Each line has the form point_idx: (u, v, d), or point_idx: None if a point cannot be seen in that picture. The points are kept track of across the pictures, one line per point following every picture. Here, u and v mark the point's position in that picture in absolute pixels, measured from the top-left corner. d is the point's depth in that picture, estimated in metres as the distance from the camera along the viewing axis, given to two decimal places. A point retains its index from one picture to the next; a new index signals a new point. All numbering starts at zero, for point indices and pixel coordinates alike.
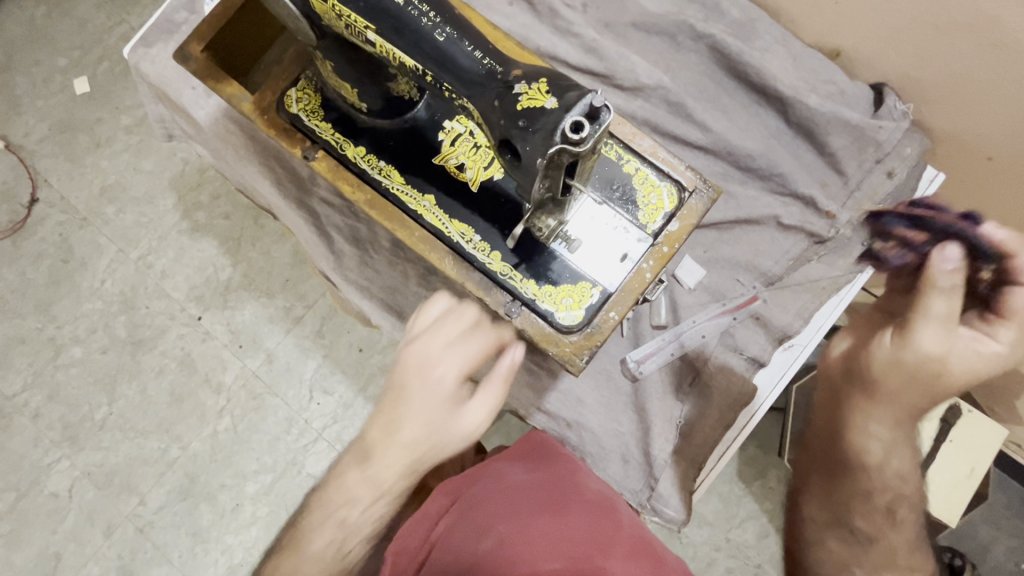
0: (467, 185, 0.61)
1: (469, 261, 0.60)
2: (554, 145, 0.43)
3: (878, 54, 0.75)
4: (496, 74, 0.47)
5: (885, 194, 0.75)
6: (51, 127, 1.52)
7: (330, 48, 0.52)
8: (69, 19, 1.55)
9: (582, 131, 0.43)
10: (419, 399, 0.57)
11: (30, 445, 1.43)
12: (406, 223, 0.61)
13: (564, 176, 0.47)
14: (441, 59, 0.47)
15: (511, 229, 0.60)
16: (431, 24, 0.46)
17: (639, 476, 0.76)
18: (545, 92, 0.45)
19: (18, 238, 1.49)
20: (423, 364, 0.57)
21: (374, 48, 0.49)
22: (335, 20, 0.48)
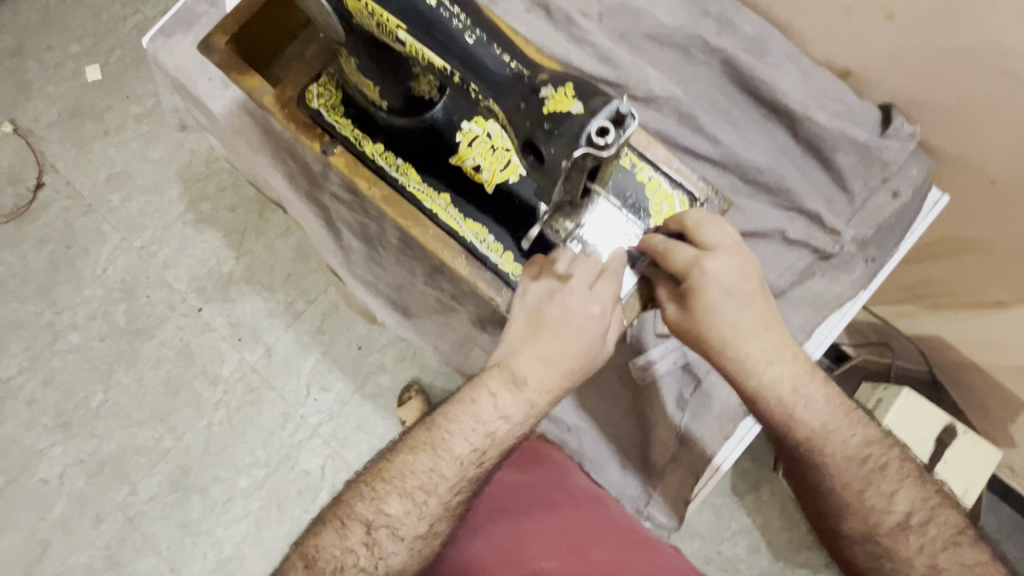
0: (483, 186, 0.61)
1: (482, 262, 0.61)
2: (580, 149, 0.44)
3: (887, 75, 0.76)
4: (522, 78, 0.48)
5: (889, 214, 0.76)
6: (60, 113, 1.52)
7: (357, 46, 0.53)
8: (84, 7, 1.56)
9: (607, 136, 0.44)
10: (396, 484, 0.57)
11: (22, 430, 1.42)
12: (420, 221, 0.61)
13: (586, 180, 0.48)
14: (468, 60, 0.47)
15: (524, 232, 0.61)
16: (461, 27, 0.47)
17: (636, 482, 0.77)
18: (571, 96, 0.46)
19: (22, 222, 1.49)
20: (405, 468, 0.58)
21: (403, 46, 0.49)
22: (367, 18, 0.48)
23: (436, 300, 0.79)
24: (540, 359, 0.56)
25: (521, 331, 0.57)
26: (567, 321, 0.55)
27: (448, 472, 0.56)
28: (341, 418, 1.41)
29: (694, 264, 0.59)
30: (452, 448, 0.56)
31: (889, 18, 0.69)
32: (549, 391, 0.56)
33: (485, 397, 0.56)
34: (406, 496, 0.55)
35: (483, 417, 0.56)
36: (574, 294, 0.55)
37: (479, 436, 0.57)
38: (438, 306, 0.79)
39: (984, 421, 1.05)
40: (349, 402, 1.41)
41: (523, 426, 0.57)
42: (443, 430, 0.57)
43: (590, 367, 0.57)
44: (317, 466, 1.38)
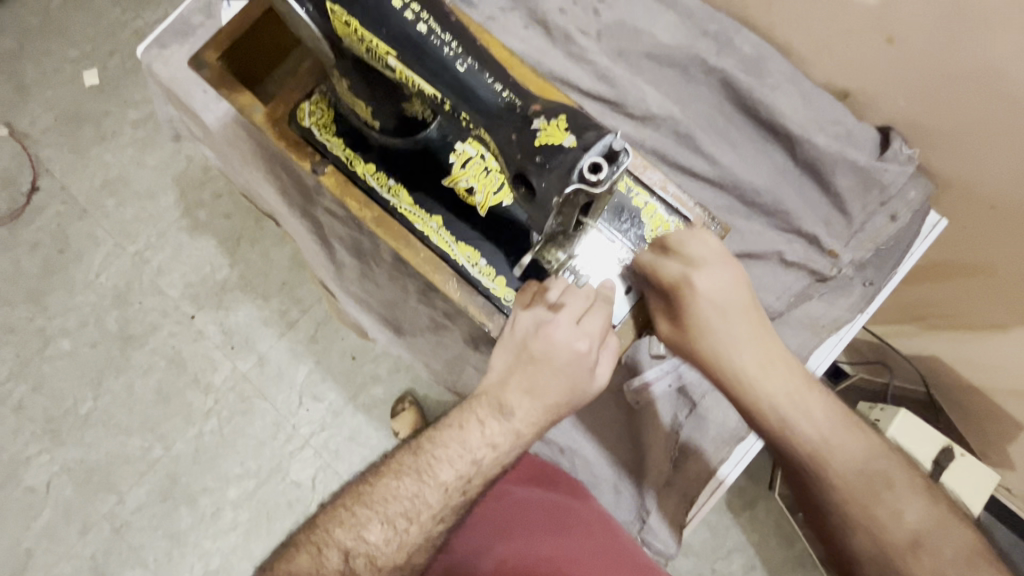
0: (476, 209, 0.61)
1: (473, 286, 0.60)
2: (572, 184, 0.43)
3: (886, 99, 0.75)
4: (515, 108, 0.47)
5: (886, 238, 0.76)
6: (57, 118, 1.52)
7: (348, 69, 0.52)
8: (84, 12, 1.55)
9: (600, 172, 0.43)
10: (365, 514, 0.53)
11: (10, 436, 1.40)
12: (411, 243, 0.60)
13: (578, 215, 0.47)
14: (461, 89, 0.47)
15: (518, 258, 0.60)
16: (453, 54, 0.46)
17: (630, 506, 0.75)
18: (564, 129, 0.45)
19: (15, 226, 1.47)
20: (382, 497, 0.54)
21: (393, 73, 0.48)
22: (357, 44, 0.47)
23: (429, 317, 0.77)
24: (526, 390, 0.54)
25: (506, 360, 0.56)
26: (553, 353, 0.54)
27: (432, 500, 0.54)
28: (333, 429, 1.40)
29: (684, 279, 0.62)
30: (437, 474, 0.54)
31: (889, 41, 0.69)
32: (536, 423, 0.55)
33: (473, 425, 0.55)
34: (388, 522, 0.53)
35: (470, 444, 0.54)
36: (560, 327, 0.54)
37: (466, 463, 0.54)
38: (431, 324, 0.78)
39: (983, 444, 1.03)
40: (342, 412, 1.40)
41: (505, 458, 0.55)
42: (429, 455, 0.55)
43: (576, 401, 0.55)
44: (308, 477, 1.36)
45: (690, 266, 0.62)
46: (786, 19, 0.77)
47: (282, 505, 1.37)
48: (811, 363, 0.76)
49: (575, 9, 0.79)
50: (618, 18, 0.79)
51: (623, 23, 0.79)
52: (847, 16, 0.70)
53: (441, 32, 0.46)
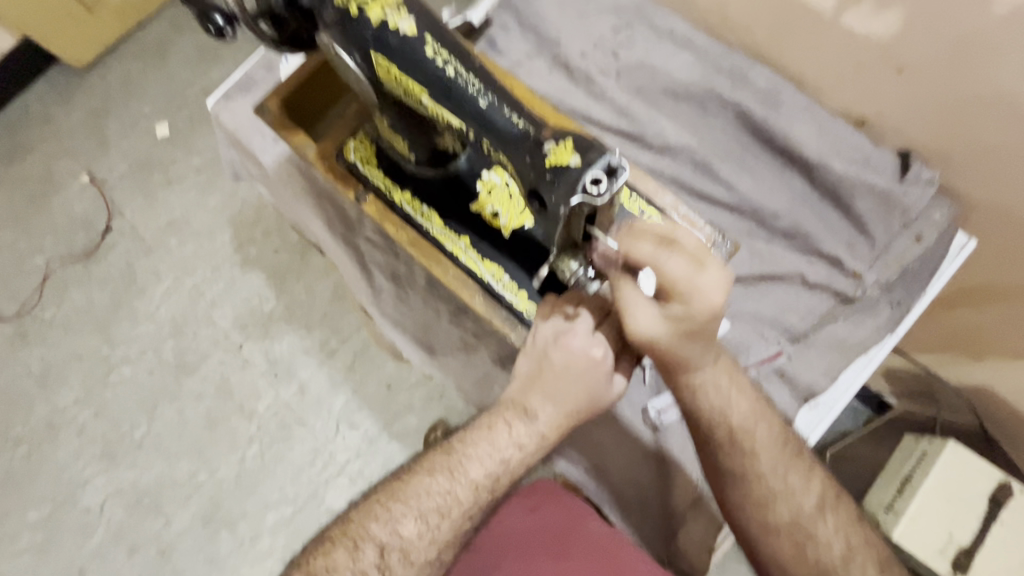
0: (500, 231, 0.65)
1: (497, 300, 0.64)
2: (575, 197, 0.47)
3: (904, 124, 0.77)
4: (529, 134, 0.52)
5: (912, 259, 0.76)
6: (132, 166, 1.69)
7: (387, 109, 0.58)
8: (160, 73, 1.75)
9: (600, 185, 0.47)
10: (398, 510, 0.57)
11: (72, 458, 1.50)
12: (441, 262, 0.66)
13: (584, 225, 0.50)
14: (481, 121, 0.52)
15: (537, 271, 0.64)
16: (475, 92, 0.52)
17: (655, 527, 0.74)
18: (570, 151, 0.49)
19: (89, 262, 1.63)
20: (415, 494, 0.57)
21: (426, 109, 0.55)
22: (395, 86, 0.54)
23: (459, 338, 0.81)
24: (548, 395, 0.57)
25: (530, 367, 0.59)
26: (571, 362, 0.56)
27: (462, 497, 0.56)
28: (368, 456, 1.46)
29: (686, 286, 0.51)
30: (468, 473, 0.57)
31: (899, 71, 0.72)
32: (559, 427, 0.57)
33: (501, 427, 0.58)
34: (421, 519, 0.56)
35: (498, 445, 0.57)
36: (578, 335, 0.57)
37: (494, 464, 0.57)
38: (461, 345, 0.81)
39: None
40: (377, 441, 1.46)
41: (531, 459, 0.58)
42: (459, 455, 0.58)
43: (593, 406, 0.58)
44: (343, 505, 1.41)
45: (687, 286, 0.51)
46: (798, 55, 0.80)
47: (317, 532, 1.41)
48: (800, 423, 0.74)
49: (595, 52, 0.85)
50: (636, 59, 0.84)
51: (642, 64, 0.84)
52: (859, 49, 0.73)
53: (466, 73, 0.52)
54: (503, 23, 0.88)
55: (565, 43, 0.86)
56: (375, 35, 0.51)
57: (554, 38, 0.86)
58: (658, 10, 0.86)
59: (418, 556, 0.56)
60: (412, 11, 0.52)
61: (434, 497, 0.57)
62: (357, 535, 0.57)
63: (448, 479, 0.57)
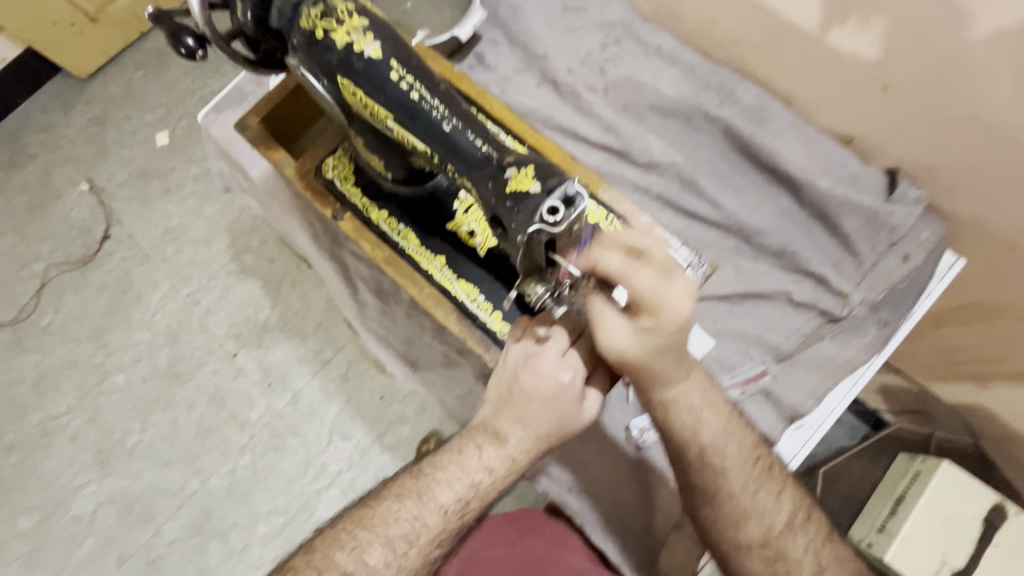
0: (475, 250, 0.65)
1: (471, 319, 0.64)
2: (533, 226, 0.48)
3: (889, 143, 0.76)
4: (493, 158, 0.52)
5: (899, 278, 0.75)
6: (130, 174, 1.70)
7: (358, 129, 0.58)
8: (161, 81, 1.77)
9: (558, 214, 0.47)
10: (366, 541, 0.55)
11: (63, 466, 1.50)
12: (417, 281, 0.65)
13: (545, 252, 0.51)
14: (447, 144, 0.53)
15: (511, 289, 0.64)
16: (440, 115, 0.52)
17: (636, 550, 0.72)
18: (530, 177, 0.50)
19: (86, 270, 1.64)
20: (381, 521, 0.56)
21: (393, 133, 0.55)
22: (362, 108, 0.54)
23: (442, 353, 0.79)
24: (517, 420, 0.56)
25: (499, 390, 0.58)
26: (540, 386, 0.55)
27: (431, 522, 0.56)
28: (360, 467, 1.47)
29: (656, 299, 0.50)
30: (436, 497, 0.56)
31: (883, 90, 0.71)
32: (529, 450, 0.57)
33: (470, 452, 0.57)
34: (388, 546, 0.55)
35: (468, 468, 0.57)
36: (546, 358, 0.56)
37: (463, 488, 0.57)
38: (445, 360, 0.79)
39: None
40: (369, 452, 1.46)
41: (500, 483, 0.57)
42: (428, 480, 0.57)
43: (563, 430, 0.57)
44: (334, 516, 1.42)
45: (655, 300, 0.50)
46: (784, 72, 0.80)
47: None
48: (783, 444, 0.73)
49: (583, 68, 0.86)
50: (623, 75, 0.84)
51: (629, 80, 0.84)
52: (844, 68, 0.73)
53: (431, 97, 0.52)
54: (492, 38, 0.88)
55: (552, 58, 0.86)
56: (341, 57, 0.51)
57: (542, 53, 0.86)
58: (646, 27, 0.86)
59: None
60: (376, 33, 0.51)
61: (402, 523, 0.56)
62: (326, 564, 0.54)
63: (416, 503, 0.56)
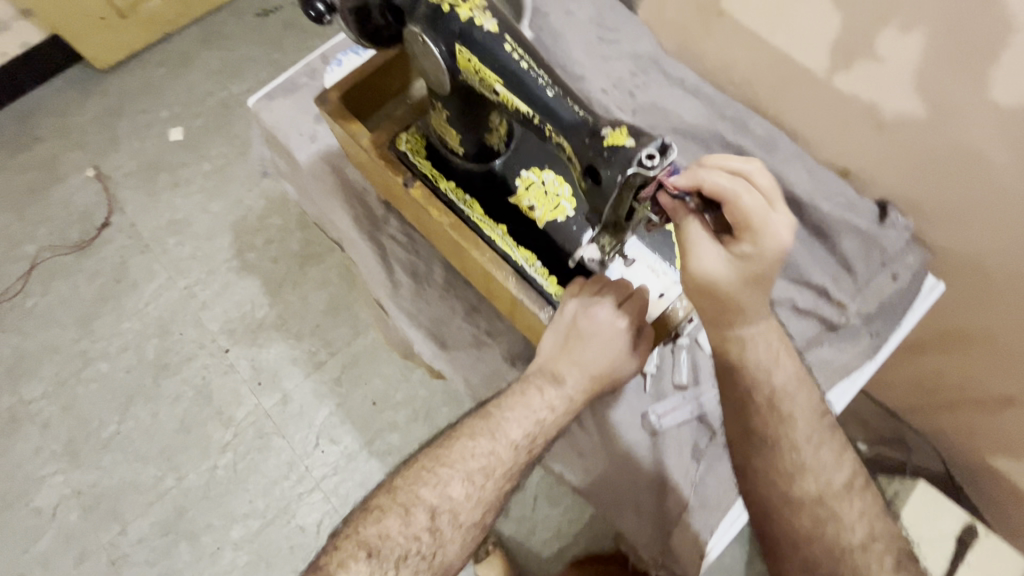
0: (535, 222, 0.71)
1: (531, 283, 0.68)
2: (632, 168, 0.54)
3: (883, 177, 0.86)
4: (586, 123, 0.59)
5: (889, 294, 0.83)
6: (140, 165, 1.73)
7: (453, 99, 0.64)
8: (182, 81, 1.82)
9: (654, 160, 0.54)
10: (447, 474, 0.62)
11: (30, 454, 1.45)
12: (480, 244, 0.67)
13: (631, 199, 0.57)
14: (546, 109, 0.59)
15: (571, 253, 0.70)
16: (543, 84, 0.59)
17: (651, 529, 0.77)
18: (625, 135, 0.56)
19: (82, 255, 1.63)
20: (461, 457, 0.63)
21: (497, 96, 0.61)
22: (472, 75, 0.60)
23: (471, 335, 0.84)
24: (576, 363, 0.66)
25: (557, 340, 0.67)
26: (599, 331, 0.65)
27: (504, 456, 0.63)
28: (345, 473, 1.44)
29: (759, 222, 0.55)
30: (508, 433, 0.64)
31: (882, 128, 0.82)
32: (584, 390, 0.67)
33: (534, 392, 0.66)
34: (468, 479, 0.62)
35: (533, 406, 0.65)
36: (605, 308, 0.66)
37: (531, 425, 0.65)
38: (474, 342, 0.84)
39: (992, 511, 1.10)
40: (357, 458, 1.45)
41: (562, 419, 0.66)
42: (497, 418, 0.64)
43: (613, 373, 0.67)
44: (315, 522, 1.39)
45: (761, 221, 0.55)
46: (793, 109, 0.91)
47: (284, 550, 1.38)
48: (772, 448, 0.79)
49: (614, 91, 0.95)
50: (650, 101, 0.94)
51: (655, 105, 0.94)
52: (846, 107, 0.84)
53: (538, 71, 0.59)
54: None
55: (588, 79, 0.95)
56: (464, 27, 0.57)
57: (579, 75, 0.95)
58: (671, 62, 0.97)
59: (470, 517, 0.61)
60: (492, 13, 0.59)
61: (479, 459, 0.62)
62: (413, 488, 0.61)
63: (485, 443, 0.63)
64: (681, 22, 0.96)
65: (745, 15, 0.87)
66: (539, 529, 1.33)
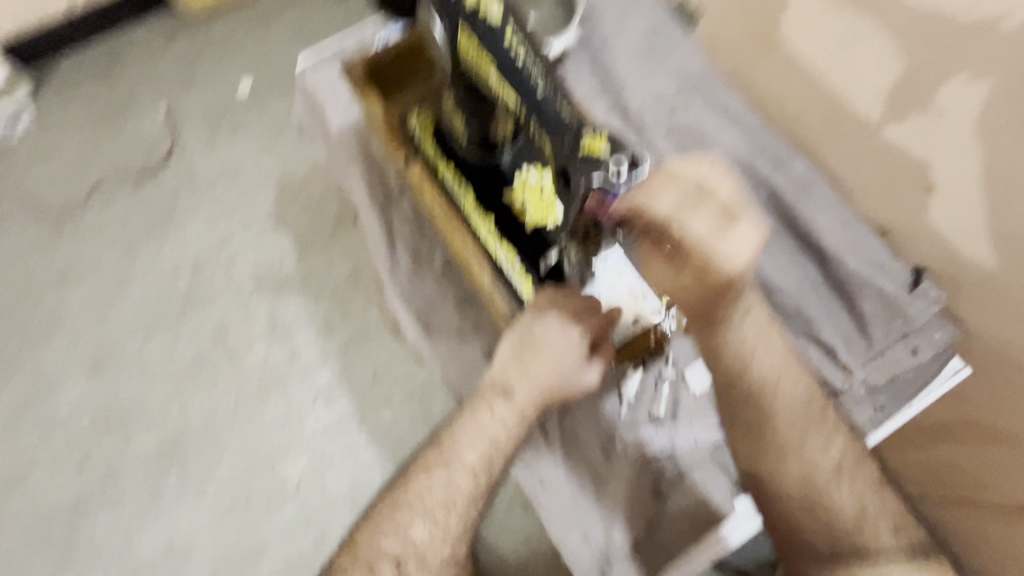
0: (523, 222, 0.70)
1: (505, 280, 0.72)
2: (594, 181, 0.57)
3: (920, 243, 0.79)
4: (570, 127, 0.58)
5: (902, 369, 0.80)
6: (207, 109, 1.81)
7: (457, 85, 0.65)
8: (260, 36, 1.90)
9: (616, 176, 0.56)
10: (409, 518, 0.69)
11: (58, 357, 1.55)
12: (466, 235, 0.74)
13: (594, 211, 0.60)
14: (535, 107, 0.58)
15: (544, 257, 0.69)
16: (535, 81, 0.58)
17: (593, 555, 0.74)
18: (598, 145, 0.57)
19: (139, 183, 1.73)
20: (420, 496, 0.69)
21: (490, 88, 0.61)
22: (472, 64, 0.61)
23: (459, 325, 0.84)
24: (525, 378, 0.66)
25: (509, 351, 0.67)
26: (549, 345, 0.66)
27: (461, 485, 0.68)
28: (335, 436, 1.47)
29: (708, 242, 0.59)
30: (461, 460, 0.68)
31: (926, 189, 0.75)
32: (534, 400, 0.67)
33: (482, 411, 0.68)
34: (429, 517, 0.68)
35: (483, 427, 0.68)
36: (556, 322, 0.65)
37: (486, 446, 0.68)
38: (458, 332, 0.83)
39: None
40: (347, 424, 1.48)
41: (514, 434, 0.68)
42: (450, 449, 0.69)
43: (564, 390, 0.66)
44: (297, 477, 1.43)
45: (709, 240, 0.59)
46: (839, 156, 0.85)
47: (262, 498, 1.42)
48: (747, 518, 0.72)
49: (654, 108, 0.93)
50: (688, 123, 0.91)
51: (691, 128, 0.91)
52: (892, 161, 0.78)
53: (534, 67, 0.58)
54: (578, 61, 0.95)
55: (629, 94, 0.94)
56: (467, 15, 0.57)
57: (621, 85, 0.93)
58: (720, 85, 0.92)
59: (437, 555, 0.69)
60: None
61: (435, 498, 0.69)
62: (383, 538, 0.69)
63: (442, 479, 0.69)
64: (738, 45, 0.92)
65: (804, 47, 0.82)
66: None
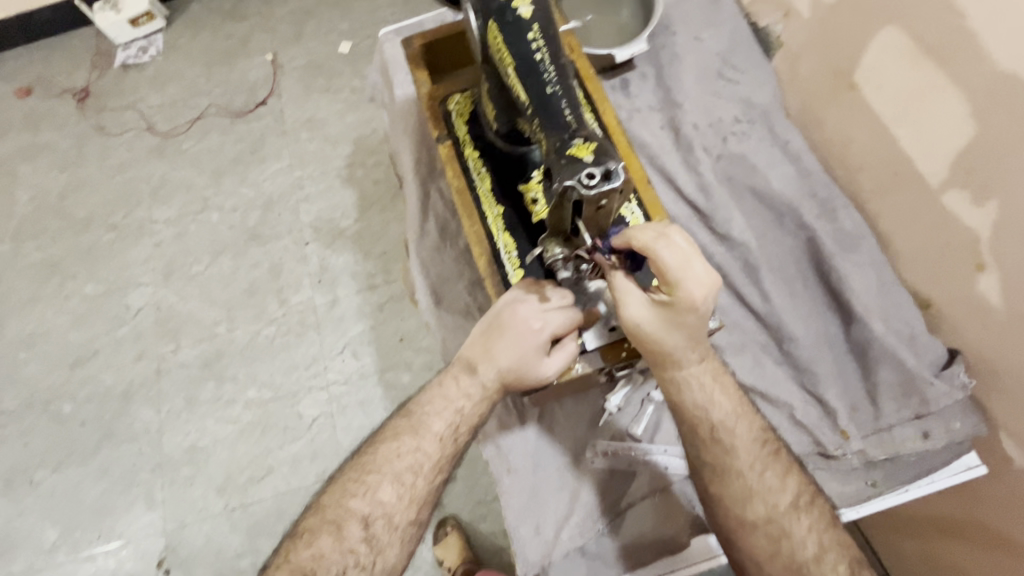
0: (531, 215, 0.72)
1: (498, 266, 0.71)
2: (569, 182, 0.53)
3: (965, 324, 0.73)
4: (569, 128, 0.57)
5: (908, 450, 0.74)
6: (307, 63, 1.95)
7: (489, 73, 0.67)
8: (368, 3, 2.01)
9: (594, 181, 0.53)
10: (374, 481, 0.67)
11: (138, 261, 1.74)
12: (471, 215, 0.73)
13: (569, 212, 0.57)
14: (542, 105, 0.59)
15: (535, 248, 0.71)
16: (548, 80, 0.59)
17: (539, 550, 0.73)
18: (587, 150, 0.55)
19: (235, 120, 1.89)
20: (387, 459, 0.68)
21: (508, 79, 0.61)
22: (495, 54, 0.62)
23: (466, 304, 0.88)
24: (491, 356, 0.68)
25: (482, 327, 0.70)
26: (517, 324, 0.65)
27: (430, 450, 0.69)
28: (352, 386, 1.56)
29: (675, 279, 0.57)
30: (430, 428, 0.69)
31: (977, 269, 0.70)
32: (498, 379, 0.68)
33: (450, 382, 0.70)
34: (396, 481, 0.67)
35: (450, 398, 0.70)
36: (527, 306, 0.65)
37: (451, 415, 0.69)
38: (464, 310, 0.87)
39: None
40: (367, 378, 1.56)
41: (479, 407, 0.69)
42: (419, 417, 0.70)
43: (524, 373, 0.66)
44: (311, 416, 1.53)
45: (677, 276, 0.57)
46: (889, 216, 0.80)
47: (279, 426, 1.54)
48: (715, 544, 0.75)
49: (707, 129, 0.90)
50: (740, 151, 0.88)
51: (743, 158, 0.88)
52: (944, 231, 0.73)
53: (549, 66, 0.59)
54: (643, 72, 0.94)
55: (685, 109, 0.90)
56: (499, 6, 0.59)
57: (678, 101, 0.91)
58: (783, 122, 0.89)
59: (400, 517, 0.67)
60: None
61: (400, 465, 0.68)
62: (342, 503, 0.67)
63: (408, 445, 0.69)
64: (813, 83, 0.88)
65: (874, 96, 0.79)
66: (489, 518, 1.31)
